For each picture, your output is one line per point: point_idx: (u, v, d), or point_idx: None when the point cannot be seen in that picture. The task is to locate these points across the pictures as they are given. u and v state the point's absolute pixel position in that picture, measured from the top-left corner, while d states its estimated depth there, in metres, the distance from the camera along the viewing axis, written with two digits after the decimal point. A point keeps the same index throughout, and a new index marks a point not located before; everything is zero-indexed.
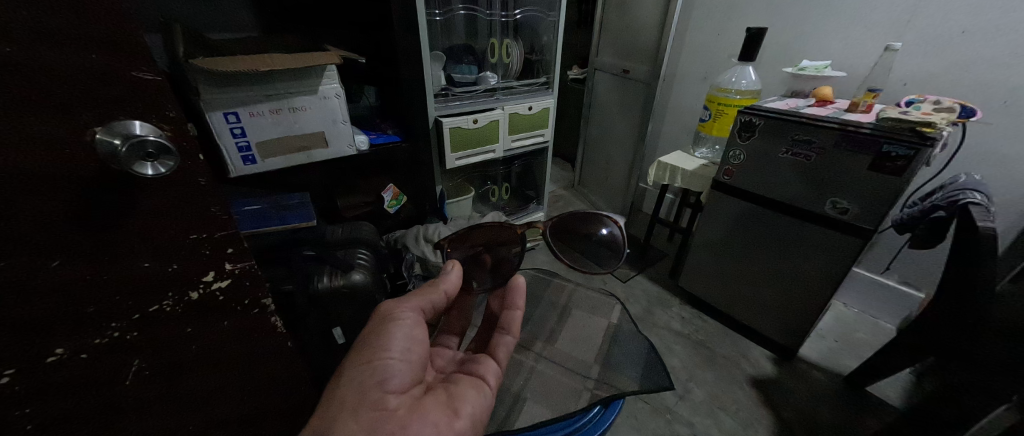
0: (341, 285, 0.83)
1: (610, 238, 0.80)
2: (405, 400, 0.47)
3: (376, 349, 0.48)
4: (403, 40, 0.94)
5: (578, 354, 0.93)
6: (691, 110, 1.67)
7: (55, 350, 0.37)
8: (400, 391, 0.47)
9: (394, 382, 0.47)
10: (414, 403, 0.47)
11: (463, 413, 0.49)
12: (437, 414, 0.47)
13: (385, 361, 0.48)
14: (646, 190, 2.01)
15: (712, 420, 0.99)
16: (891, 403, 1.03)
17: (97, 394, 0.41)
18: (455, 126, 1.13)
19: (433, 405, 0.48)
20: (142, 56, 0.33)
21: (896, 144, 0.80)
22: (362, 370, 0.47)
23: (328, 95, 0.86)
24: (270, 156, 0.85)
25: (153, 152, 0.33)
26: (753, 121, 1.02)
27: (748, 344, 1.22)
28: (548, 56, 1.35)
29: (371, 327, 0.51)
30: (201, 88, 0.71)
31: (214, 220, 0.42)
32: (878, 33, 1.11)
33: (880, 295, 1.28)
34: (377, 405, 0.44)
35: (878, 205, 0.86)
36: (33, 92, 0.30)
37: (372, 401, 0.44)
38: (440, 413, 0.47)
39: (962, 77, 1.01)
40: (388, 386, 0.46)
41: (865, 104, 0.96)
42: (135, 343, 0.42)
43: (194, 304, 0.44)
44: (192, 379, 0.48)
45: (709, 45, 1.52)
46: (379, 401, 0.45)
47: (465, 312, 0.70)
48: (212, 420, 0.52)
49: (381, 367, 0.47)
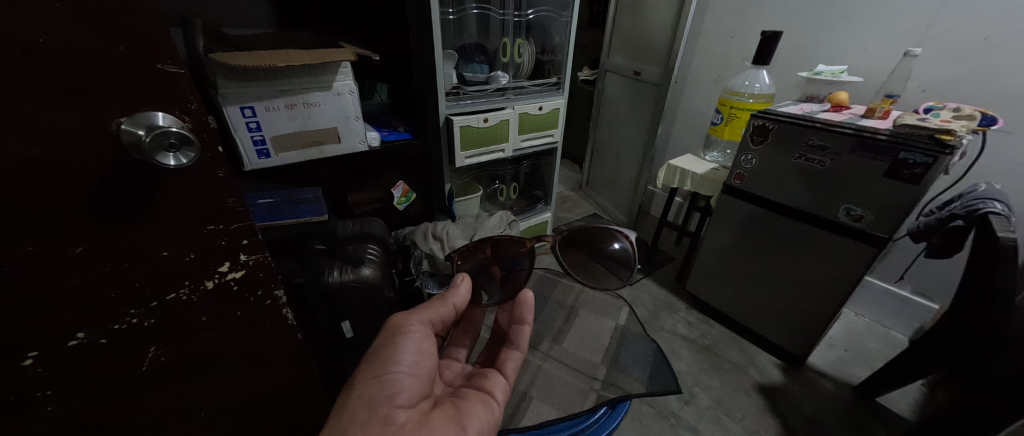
0: (351, 279, 0.84)
1: (621, 252, 0.80)
2: (413, 415, 0.47)
3: (385, 362, 0.49)
4: (417, 38, 0.94)
5: (584, 355, 0.93)
6: (703, 113, 1.65)
7: (77, 334, 0.38)
8: (408, 406, 0.47)
9: (402, 397, 0.47)
10: (422, 417, 0.47)
11: (470, 429, 0.49)
12: (444, 428, 0.47)
13: (394, 375, 0.48)
14: (655, 193, 2.00)
15: (717, 426, 0.98)
16: (902, 415, 1.02)
17: (115, 379, 0.42)
18: (465, 125, 1.14)
19: (442, 420, 0.48)
20: (167, 48, 0.33)
21: (915, 152, 0.79)
22: (371, 383, 0.47)
23: (342, 92, 0.87)
24: (284, 151, 0.86)
25: (175, 142, 0.34)
26: (767, 126, 1.01)
27: (756, 350, 1.21)
28: (560, 56, 1.35)
29: (381, 340, 0.52)
30: (219, 82, 0.72)
31: (231, 211, 0.42)
32: (897, 39, 1.09)
33: (893, 305, 1.26)
34: (385, 420, 0.45)
35: (896, 213, 0.84)
36: (60, 82, 0.30)
37: (381, 415, 0.45)
38: (448, 426, 0.47)
39: (983, 85, 0.99)
40: (396, 400, 0.47)
41: (882, 110, 0.94)
42: (153, 330, 0.43)
43: (210, 293, 0.45)
44: (206, 367, 0.49)
45: (722, 49, 1.51)
46: (387, 416, 0.45)
47: (474, 324, 0.70)
48: (223, 408, 0.53)
49: (391, 380, 0.48)
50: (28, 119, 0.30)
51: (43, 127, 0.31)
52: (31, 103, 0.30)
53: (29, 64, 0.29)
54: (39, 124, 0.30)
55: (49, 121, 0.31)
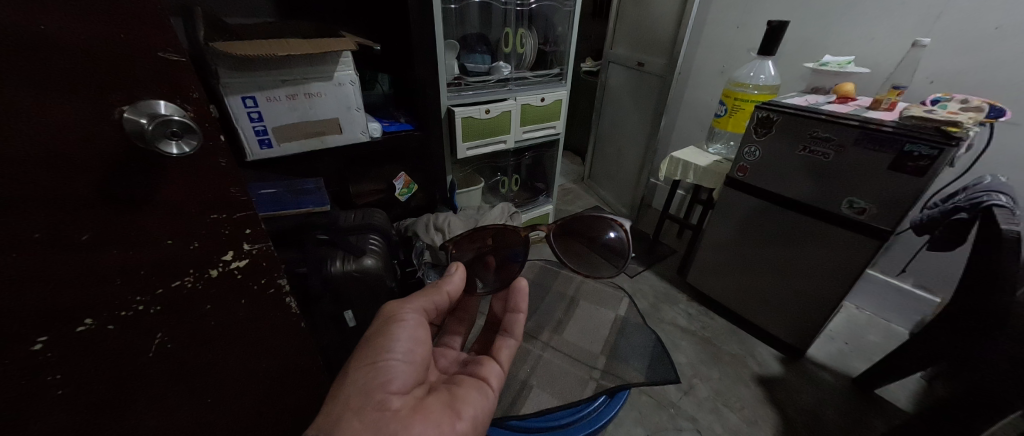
0: (353, 269, 0.84)
1: (616, 241, 0.80)
2: (407, 401, 0.47)
3: (379, 350, 0.50)
4: (419, 28, 0.94)
5: (584, 345, 0.94)
6: (707, 105, 1.64)
7: (85, 320, 0.39)
8: (402, 392, 0.48)
9: (396, 383, 0.48)
10: (416, 403, 0.48)
11: (465, 415, 0.49)
12: (439, 413, 0.48)
13: (389, 361, 0.49)
14: (657, 185, 1.99)
15: (715, 416, 0.99)
16: (900, 406, 1.02)
17: (122, 364, 0.43)
18: (467, 116, 1.13)
19: (437, 406, 0.49)
20: (167, 36, 0.34)
21: (918, 143, 0.78)
22: (365, 370, 0.48)
23: (343, 82, 0.86)
24: (286, 141, 0.86)
25: (177, 130, 0.34)
26: (771, 117, 1.00)
27: (756, 342, 1.22)
28: (563, 47, 1.34)
29: (374, 329, 0.53)
30: (221, 72, 0.72)
31: (233, 200, 0.43)
32: (906, 29, 1.08)
33: (894, 298, 1.26)
34: (379, 406, 0.45)
35: (899, 203, 0.84)
36: (55, 66, 0.30)
37: (376, 401, 0.45)
38: (443, 412, 0.48)
39: (992, 76, 0.97)
40: (390, 386, 0.47)
41: (889, 102, 0.93)
42: (158, 317, 0.43)
43: (213, 281, 0.46)
44: (213, 353, 0.49)
45: (727, 40, 1.49)
46: (382, 402, 0.46)
47: (469, 313, 0.71)
48: (230, 393, 0.54)
49: (385, 367, 0.48)
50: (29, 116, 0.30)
51: (43, 117, 0.31)
52: (33, 90, 0.30)
53: (28, 51, 0.29)
54: (38, 119, 0.30)
55: (43, 106, 0.30)
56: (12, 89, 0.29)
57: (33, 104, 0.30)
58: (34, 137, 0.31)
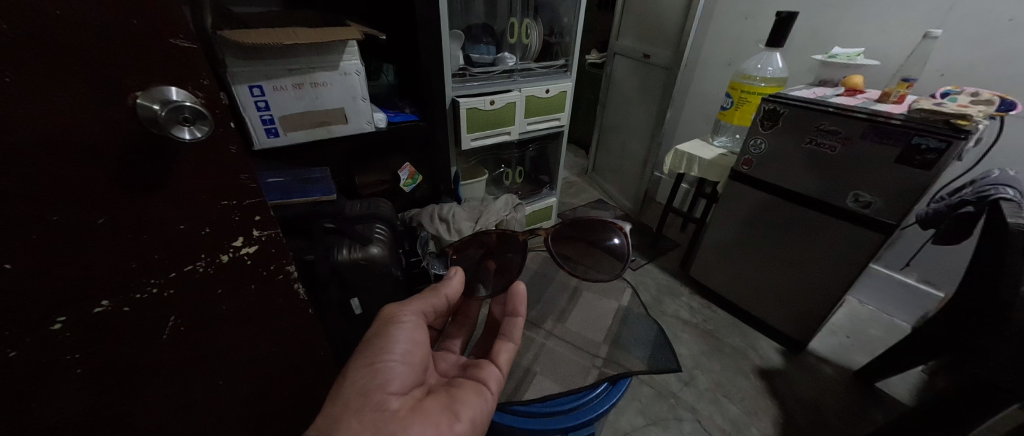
0: (360, 257, 0.86)
1: (618, 248, 0.80)
2: (406, 402, 0.48)
3: (377, 352, 0.51)
4: (424, 18, 0.93)
5: (587, 333, 0.94)
6: (713, 97, 1.63)
7: (102, 302, 0.40)
8: (401, 393, 0.49)
9: (395, 384, 0.49)
10: (414, 404, 0.48)
11: (463, 417, 0.50)
12: (438, 414, 0.49)
13: (387, 363, 0.50)
14: (661, 179, 1.99)
15: (715, 407, 1.01)
16: (899, 399, 1.03)
17: (138, 344, 0.44)
18: (472, 107, 1.13)
19: (436, 407, 0.50)
20: (176, 23, 0.34)
21: (928, 137, 0.78)
22: (364, 372, 0.49)
23: (349, 71, 0.87)
24: (293, 130, 0.87)
25: (190, 117, 0.35)
26: (778, 110, 1.00)
27: (757, 335, 1.22)
28: (568, 37, 1.33)
29: (373, 331, 0.54)
30: (228, 61, 0.73)
31: (242, 187, 0.44)
32: (917, 20, 1.06)
33: (898, 293, 1.26)
34: (379, 406, 0.46)
35: (905, 199, 0.84)
36: (61, 51, 0.30)
37: (375, 402, 0.46)
38: (440, 413, 0.49)
39: (1005, 68, 0.96)
40: (389, 387, 0.48)
41: (898, 94, 0.91)
42: (171, 299, 0.44)
43: (225, 266, 0.47)
44: (223, 338, 0.51)
45: (735, 31, 1.47)
46: (381, 402, 0.47)
47: (470, 317, 0.72)
48: (239, 375, 0.55)
49: (382, 369, 0.49)
50: (38, 101, 0.30)
51: (52, 99, 0.31)
52: (39, 66, 0.30)
53: (27, 33, 0.29)
54: (47, 107, 0.31)
55: (53, 91, 0.31)
56: (16, 72, 0.29)
57: (45, 87, 0.30)
58: (40, 122, 0.31)
